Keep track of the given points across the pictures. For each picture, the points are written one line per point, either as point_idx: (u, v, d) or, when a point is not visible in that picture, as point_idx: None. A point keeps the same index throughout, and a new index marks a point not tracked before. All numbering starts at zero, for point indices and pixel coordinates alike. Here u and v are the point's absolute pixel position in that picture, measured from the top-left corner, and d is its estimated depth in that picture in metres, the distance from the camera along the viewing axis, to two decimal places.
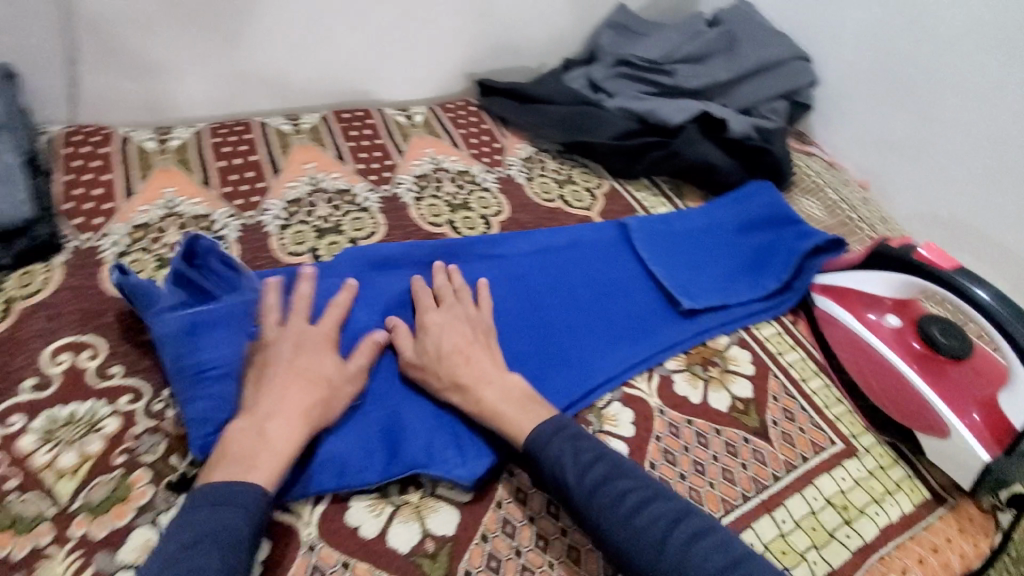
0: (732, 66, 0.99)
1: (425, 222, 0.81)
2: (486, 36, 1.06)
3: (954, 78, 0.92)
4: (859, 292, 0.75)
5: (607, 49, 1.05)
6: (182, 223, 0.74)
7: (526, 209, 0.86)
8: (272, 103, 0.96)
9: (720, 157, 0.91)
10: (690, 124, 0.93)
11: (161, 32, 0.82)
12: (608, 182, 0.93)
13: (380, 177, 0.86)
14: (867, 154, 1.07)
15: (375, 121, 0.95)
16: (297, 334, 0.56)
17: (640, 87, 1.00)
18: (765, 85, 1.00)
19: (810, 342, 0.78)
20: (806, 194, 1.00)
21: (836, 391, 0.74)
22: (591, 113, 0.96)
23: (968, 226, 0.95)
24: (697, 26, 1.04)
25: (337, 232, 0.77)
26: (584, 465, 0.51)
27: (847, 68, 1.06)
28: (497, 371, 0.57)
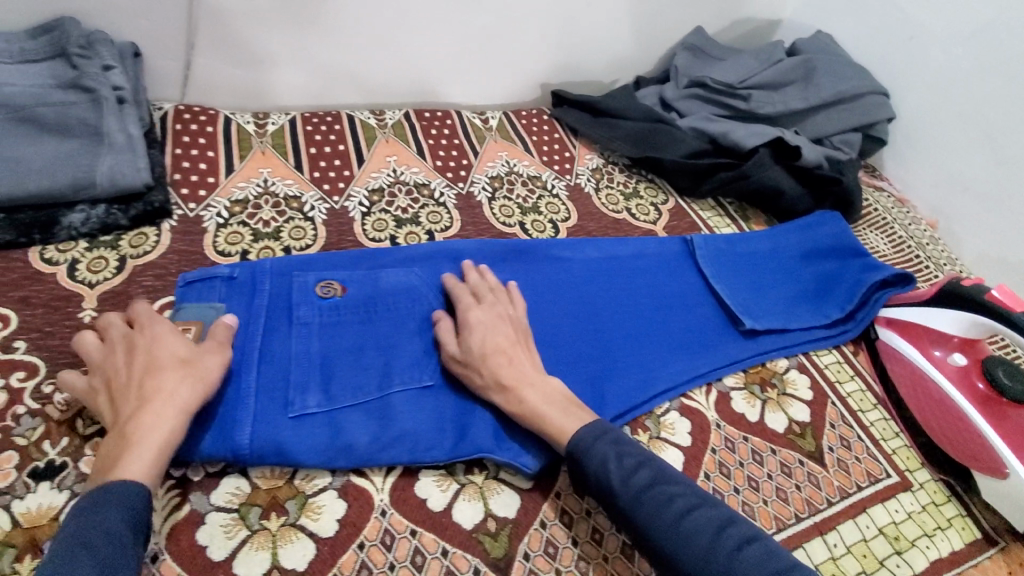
0: (807, 97, 1.00)
1: (497, 221, 0.84)
2: (565, 48, 1.10)
3: None
4: (927, 327, 0.75)
5: (681, 70, 1.07)
6: (276, 202, 0.79)
7: (593, 218, 0.89)
8: (358, 98, 1.02)
9: (789, 184, 0.92)
10: (763, 149, 0.93)
11: (270, 26, 0.88)
12: (674, 200, 0.95)
13: (457, 175, 0.90)
14: (939, 193, 1.06)
15: (454, 121, 1.00)
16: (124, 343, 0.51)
17: (713, 110, 1.02)
18: (839, 118, 1.00)
19: (870, 374, 0.78)
20: (872, 227, 0.99)
21: (894, 425, 0.73)
22: (663, 130, 0.98)
23: None
24: (775, 54, 1.05)
25: (415, 223, 0.81)
26: (628, 470, 0.52)
27: (926, 105, 1.04)
28: (536, 375, 0.58)
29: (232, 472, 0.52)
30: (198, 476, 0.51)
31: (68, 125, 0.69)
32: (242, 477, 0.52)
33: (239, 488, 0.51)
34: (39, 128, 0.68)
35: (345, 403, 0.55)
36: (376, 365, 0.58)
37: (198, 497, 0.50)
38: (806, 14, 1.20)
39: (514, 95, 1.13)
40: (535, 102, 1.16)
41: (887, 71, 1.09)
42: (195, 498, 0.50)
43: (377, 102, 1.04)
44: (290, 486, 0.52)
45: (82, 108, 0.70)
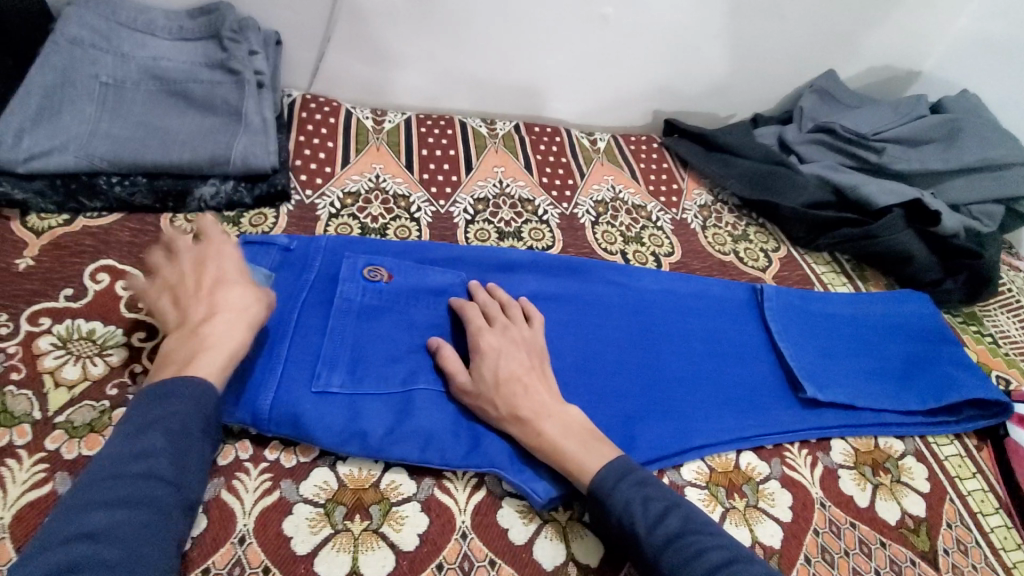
0: (947, 159, 0.93)
1: (600, 247, 0.82)
2: (682, 77, 1.06)
3: None
4: None
5: (807, 114, 1.01)
6: (385, 199, 0.80)
7: (698, 256, 0.85)
8: (471, 105, 1.03)
9: (921, 250, 0.85)
10: (898, 209, 0.88)
11: (401, 27, 0.90)
12: (788, 249, 0.89)
13: (562, 195, 0.88)
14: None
15: (563, 138, 0.99)
16: (192, 254, 0.55)
17: (839, 159, 0.96)
18: (979, 186, 0.92)
19: (993, 475, 0.68)
20: (1004, 309, 0.89)
21: (1018, 536, 0.63)
22: (782, 175, 0.93)
23: None
24: (917, 109, 0.98)
25: (518, 238, 0.80)
26: (655, 516, 0.48)
27: None
28: (555, 405, 0.55)
29: (322, 465, 0.52)
30: (291, 464, 0.51)
31: (212, 103, 0.74)
32: (330, 471, 0.52)
33: (327, 482, 0.51)
34: (186, 101, 0.73)
35: (367, 391, 0.55)
36: (407, 362, 0.58)
37: (289, 485, 0.50)
38: (953, 71, 1.12)
39: (624, 120, 1.11)
40: (643, 129, 1.14)
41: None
42: (286, 486, 0.50)
43: (490, 112, 1.05)
44: (375, 490, 0.51)
45: (226, 89, 0.75)
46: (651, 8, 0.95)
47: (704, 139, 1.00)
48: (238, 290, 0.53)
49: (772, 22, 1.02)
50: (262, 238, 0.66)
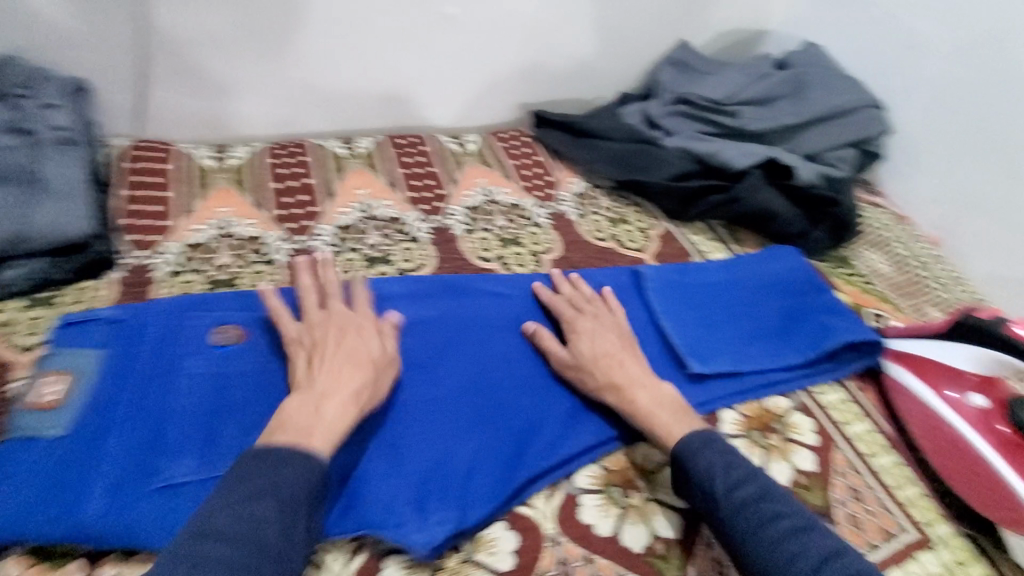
0: (799, 113, 0.96)
1: (476, 256, 0.79)
2: (540, 65, 1.04)
3: None
4: (938, 363, 0.67)
5: (666, 87, 1.03)
6: (235, 244, 0.74)
7: (577, 247, 0.84)
8: (327, 125, 0.97)
9: (783, 206, 0.88)
10: (755, 170, 0.90)
11: (223, 51, 0.84)
12: (663, 225, 0.90)
13: (433, 209, 0.85)
14: (941, 208, 0.96)
15: (429, 148, 0.95)
16: (339, 318, 0.59)
17: (699, 127, 0.97)
18: (833, 133, 0.96)
19: (879, 413, 0.70)
20: (871, 247, 0.93)
21: (908, 470, 0.65)
22: (649, 152, 0.94)
23: None
24: (763, 68, 1.02)
25: (386, 262, 0.76)
26: (734, 482, 0.51)
27: (921, 117, 0.97)
28: (646, 377, 0.61)
29: None
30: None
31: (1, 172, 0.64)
32: None
33: None
34: None
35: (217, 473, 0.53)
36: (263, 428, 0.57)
37: None
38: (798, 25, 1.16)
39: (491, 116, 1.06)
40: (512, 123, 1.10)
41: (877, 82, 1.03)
42: None
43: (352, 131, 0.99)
44: None
45: (18, 153, 0.65)
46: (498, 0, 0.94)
47: (572, 126, 1.00)
48: (354, 365, 0.54)
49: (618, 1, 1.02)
50: (84, 317, 0.61)
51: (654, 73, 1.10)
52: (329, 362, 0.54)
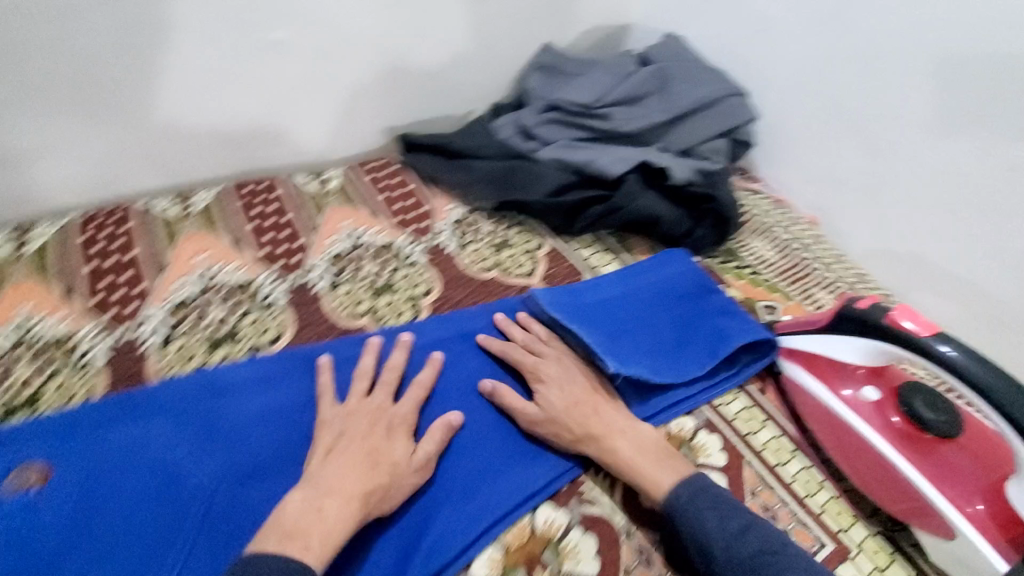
0: (668, 109, 0.94)
1: (339, 315, 0.71)
2: (398, 88, 0.95)
3: (897, 105, 0.83)
4: (829, 360, 0.66)
5: (536, 94, 0.97)
6: (37, 350, 0.62)
7: (459, 285, 0.77)
8: (160, 180, 0.84)
9: (665, 208, 0.86)
10: (631, 175, 0.87)
11: (0, 117, 0.69)
12: (549, 243, 0.85)
13: (289, 265, 0.75)
14: (815, 187, 0.97)
15: (283, 193, 0.83)
16: (377, 410, 0.59)
17: (575, 134, 0.93)
18: (703, 126, 0.94)
19: (783, 415, 0.70)
20: (755, 234, 0.93)
21: (817, 474, 0.65)
22: (521, 167, 0.87)
23: (919, 263, 0.87)
24: (626, 67, 0.99)
25: (235, 339, 0.67)
26: (733, 531, 0.54)
27: (789, 99, 0.96)
28: (622, 423, 0.62)
29: None
30: None
31: None
32: None
33: None
34: None
35: None
36: None
37: None
38: None
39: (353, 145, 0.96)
40: (378, 150, 0.99)
41: (741, 68, 1.01)
42: None
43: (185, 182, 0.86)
44: None
45: None
46: (338, 22, 0.83)
47: (442, 148, 0.91)
48: (345, 460, 0.54)
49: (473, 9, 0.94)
50: None
51: (523, 78, 1.04)
52: (331, 465, 0.53)
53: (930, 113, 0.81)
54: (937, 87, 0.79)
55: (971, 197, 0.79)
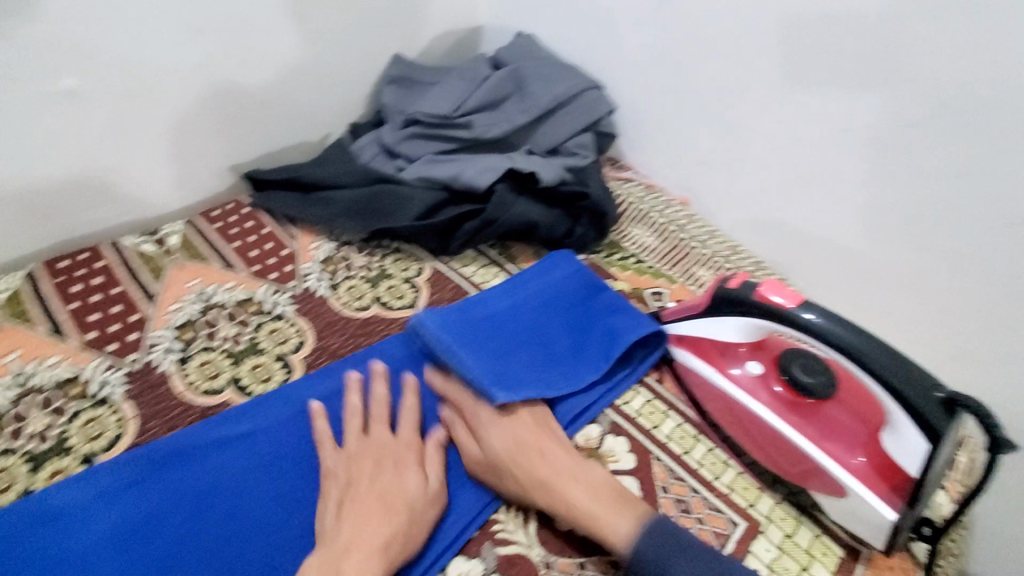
0: (528, 108, 0.93)
1: (351, 309, 0.76)
2: (234, 104, 0.89)
3: (710, 87, 0.89)
4: (712, 341, 0.69)
5: (391, 109, 0.98)
6: (45, 398, 0.62)
7: (443, 285, 0.83)
8: (119, 218, 0.86)
9: (541, 213, 0.86)
10: (500, 185, 0.84)
11: None
12: (484, 257, 0.88)
13: (284, 274, 0.79)
14: (679, 169, 0.98)
15: (252, 210, 0.87)
16: (380, 449, 0.58)
17: (437, 146, 0.93)
18: (563, 123, 0.94)
19: (684, 401, 0.72)
20: (635, 223, 0.96)
21: (722, 453, 0.67)
22: (387, 192, 0.85)
23: (795, 232, 0.89)
24: (481, 70, 0.96)
25: (258, 351, 0.69)
26: (695, 566, 0.51)
27: (629, 85, 0.98)
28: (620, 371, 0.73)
29: None
30: None
31: None
32: None
33: None
34: None
35: None
36: None
37: None
38: None
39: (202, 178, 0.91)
40: (256, 161, 0.97)
41: (591, 60, 1.01)
42: None
43: (76, 231, 0.82)
44: None
45: None
46: (132, 56, 0.77)
47: (296, 181, 0.89)
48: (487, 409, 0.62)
49: (286, 23, 0.88)
50: None
51: (379, 92, 1.04)
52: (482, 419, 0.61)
53: (745, 90, 0.85)
54: (702, 83, 0.89)
55: (810, 164, 0.83)
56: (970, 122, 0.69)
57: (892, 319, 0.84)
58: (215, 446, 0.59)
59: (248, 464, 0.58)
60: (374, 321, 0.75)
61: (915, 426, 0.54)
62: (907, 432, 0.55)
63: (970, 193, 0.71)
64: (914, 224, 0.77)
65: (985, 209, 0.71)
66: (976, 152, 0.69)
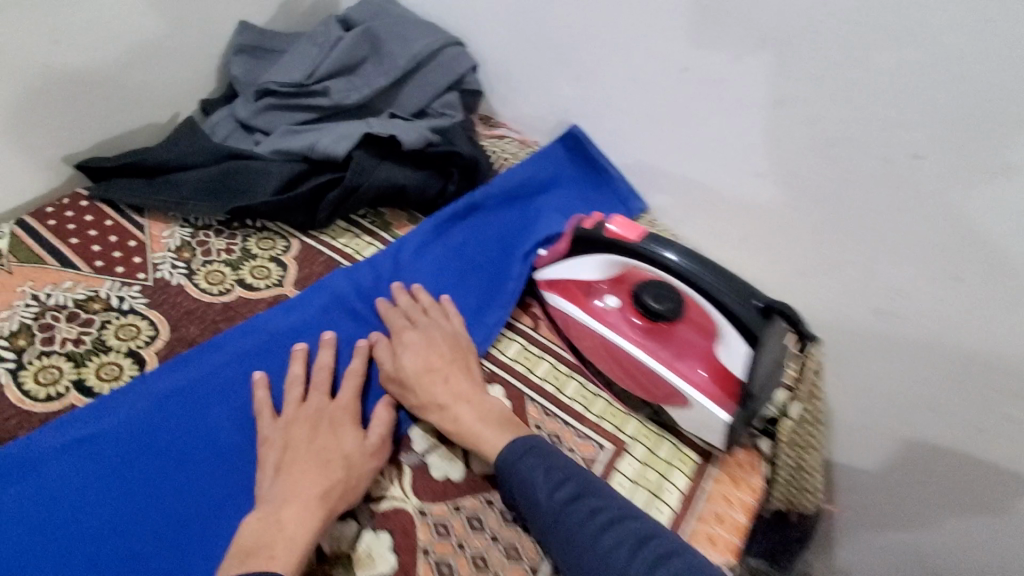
0: (386, 71, 0.90)
1: (211, 295, 0.74)
2: (49, 90, 0.80)
3: (563, 33, 0.88)
4: (575, 282, 0.72)
5: (243, 82, 0.93)
6: None
7: (313, 259, 0.81)
8: None
9: (407, 175, 0.84)
10: (359, 151, 0.81)
11: None
12: (356, 226, 0.86)
13: (131, 266, 0.75)
14: (547, 122, 0.99)
15: (93, 201, 0.81)
16: (315, 415, 0.60)
17: (295, 116, 0.89)
18: (426, 83, 0.92)
19: (559, 344, 0.75)
20: None
21: (593, 386, 0.71)
22: (237, 168, 0.81)
23: (655, 172, 0.92)
24: (333, 33, 0.92)
25: (104, 349, 0.67)
26: (554, 485, 0.56)
27: (488, 38, 0.96)
28: (472, 391, 0.64)
29: None
30: None
31: None
32: None
33: None
34: None
35: None
36: None
37: None
38: None
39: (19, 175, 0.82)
40: (91, 148, 0.88)
41: (450, 15, 0.98)
42: None
43: None
44: None
45: None
46: None
47: (139, 166, 0.83)
48: (407, 340, 0.67)
49: None
50: None
51: (227, 64, 0.97)
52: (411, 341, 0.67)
53: (596, 34, 0.85)
54: (554, 30, 0.88)
55: (661, 104, 0.85)
56: (786, 54, 0.72)
57: (745, 244, 0.89)
58: (57, 450, 0.57)
59: (97, 463, 0.57)
60: (236, 304, 0.73)
61: (739, 334, 0.60)
62: (736, 342, 0.61)
63: (795, 122, 0.75)
64: (752, 155, 0.81)
65: (807, 135, 0.75)
66: (796, 80, 0.73)
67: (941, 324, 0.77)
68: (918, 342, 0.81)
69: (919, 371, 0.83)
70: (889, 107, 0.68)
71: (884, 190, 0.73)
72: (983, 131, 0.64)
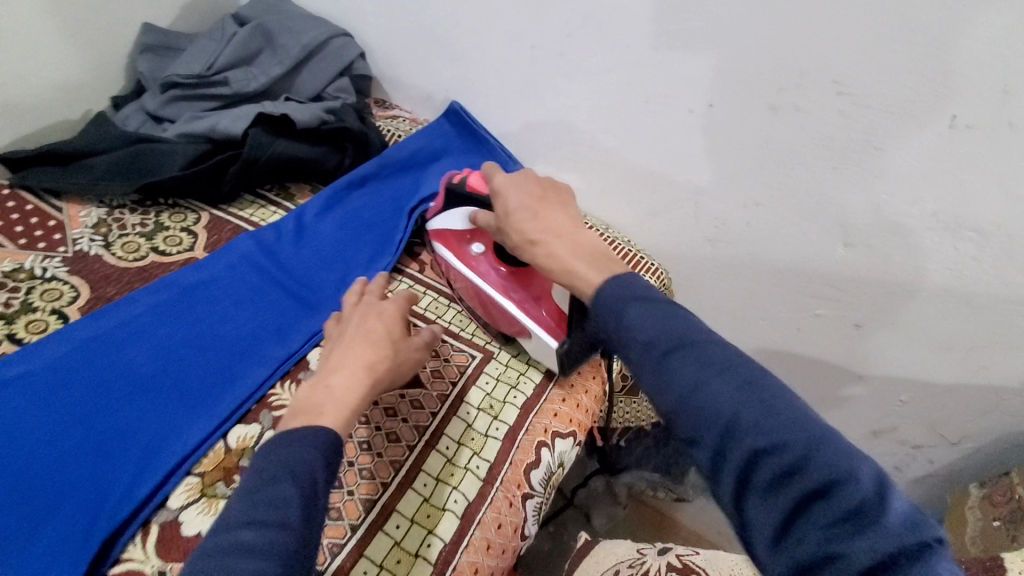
0: (281, 61, 1.01)
1: (127, 260, 0.83)
2: None
3: (434, 23, 1.01)
4: (449, 230, 0.84)
5: (149, 77, 1.02)
6: None
7: (222, 227, 0.91)
8: None
9: (302, 149, 0.96)
10: (253, 129, 0.92)
11: None
12: (263, 199, 0.98)
13: (51, 242, 0.84)
14: (433, 101, 1.12)
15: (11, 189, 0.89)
16: (365, 306, 0.71)
17: (200, 105, 0.99)
18: (318, 71, 1.04)
19: (440, 283, 0.89)
20: None
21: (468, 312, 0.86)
22: (145, 151, 0.91)
23: (524, 139, 1.07)
24: (229, 30, 1.03)
25: (30, 310, 0.75)
26: (664, 326, 0.50)
27: (373, 28, 1.08)
28: (565, 229, 0.64)
29: None
30: None
31: None
32: None
33: None
34: None
35: None
36: None
37: None
38: None
39: None
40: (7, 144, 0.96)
41: (337, 11, 1.10)
42: None
43: None
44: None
45: None
46: None
47: (53, 155, 0.91)
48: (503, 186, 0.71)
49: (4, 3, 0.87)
50: None
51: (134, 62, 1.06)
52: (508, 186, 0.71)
53: (461, 22, 0.98)
54: (427, 20, 1.02)
55: (522, 78, 0.99)
56: (608, 30, 0.87)
57: (605, 193, 1.04)
58: None
59: (25, 396, 0.67)
60: (150, 267, 0.83)
61: None
62: None
63: (624, 86, 0.90)
64: (600, 117, 0.96)
65: (635, 94, 0.90)
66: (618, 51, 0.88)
67: (753, 244, 0.95)
68: (742, 262, 0.98)
69: (748, 287, 1.01)
70: (689, 68, 0.84)
71: (697, 137, 0.89)
72: (753, 82, 0.81)
